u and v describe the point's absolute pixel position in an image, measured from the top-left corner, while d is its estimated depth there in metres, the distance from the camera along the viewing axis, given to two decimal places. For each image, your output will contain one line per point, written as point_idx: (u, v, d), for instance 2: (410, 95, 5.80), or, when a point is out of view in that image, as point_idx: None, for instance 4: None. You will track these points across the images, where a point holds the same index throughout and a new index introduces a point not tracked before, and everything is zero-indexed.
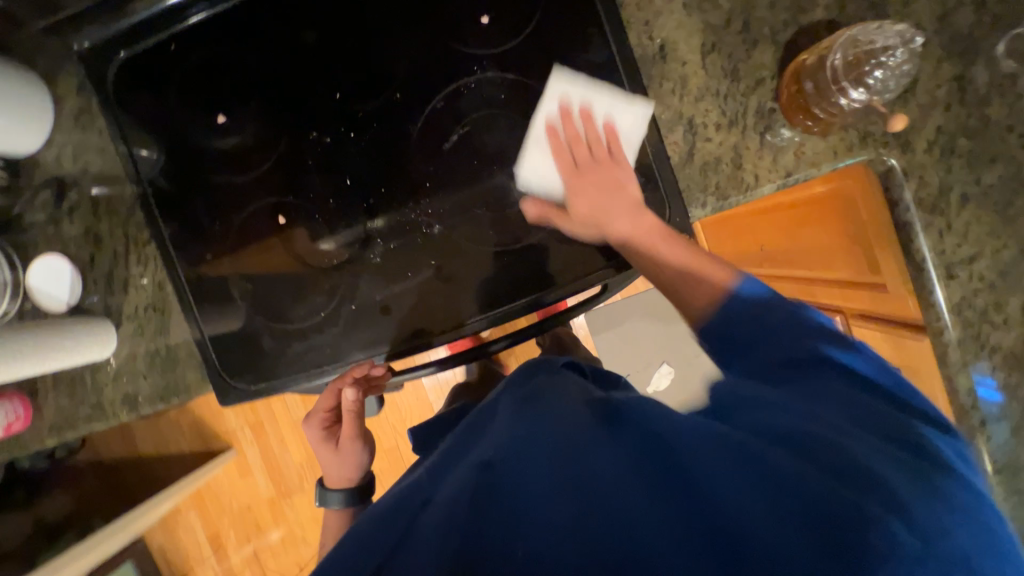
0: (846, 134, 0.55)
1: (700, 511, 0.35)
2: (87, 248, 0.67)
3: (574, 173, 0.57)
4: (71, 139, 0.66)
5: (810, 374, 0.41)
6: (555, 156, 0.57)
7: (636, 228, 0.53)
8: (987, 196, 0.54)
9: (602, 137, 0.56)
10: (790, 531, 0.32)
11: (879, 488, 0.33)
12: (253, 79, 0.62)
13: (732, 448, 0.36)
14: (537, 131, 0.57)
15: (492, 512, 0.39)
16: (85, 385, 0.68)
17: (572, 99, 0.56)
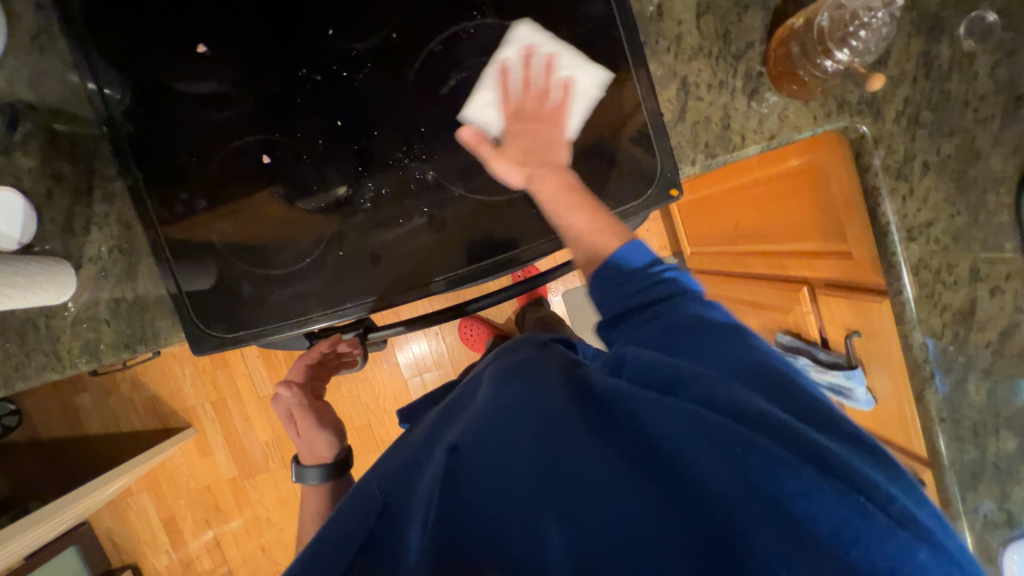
0: (825, 101, 0.58)
1: (693, 508, 0.37)
2: (44, 184, 0.61)
3: (516, 118, 0.59)
4: (27, 62, 0.60)
5: (787, 383, 0.43)
6: (501, 91, 0.59)
7: (555, 196, 0.55)
8: (945, 165, 0.59)
9: (557, 93, 0.58)
10: (772, 523, 0.34)
11: (848, 474, 0.36)
12: (237, 8, 0.58)
13: (709, 439, 0.38)
14: (490, 73, 0.59)
15: (480, 493, 0.43)
16: (38, 332, 0.63)
17: (538, 48, 0.57)
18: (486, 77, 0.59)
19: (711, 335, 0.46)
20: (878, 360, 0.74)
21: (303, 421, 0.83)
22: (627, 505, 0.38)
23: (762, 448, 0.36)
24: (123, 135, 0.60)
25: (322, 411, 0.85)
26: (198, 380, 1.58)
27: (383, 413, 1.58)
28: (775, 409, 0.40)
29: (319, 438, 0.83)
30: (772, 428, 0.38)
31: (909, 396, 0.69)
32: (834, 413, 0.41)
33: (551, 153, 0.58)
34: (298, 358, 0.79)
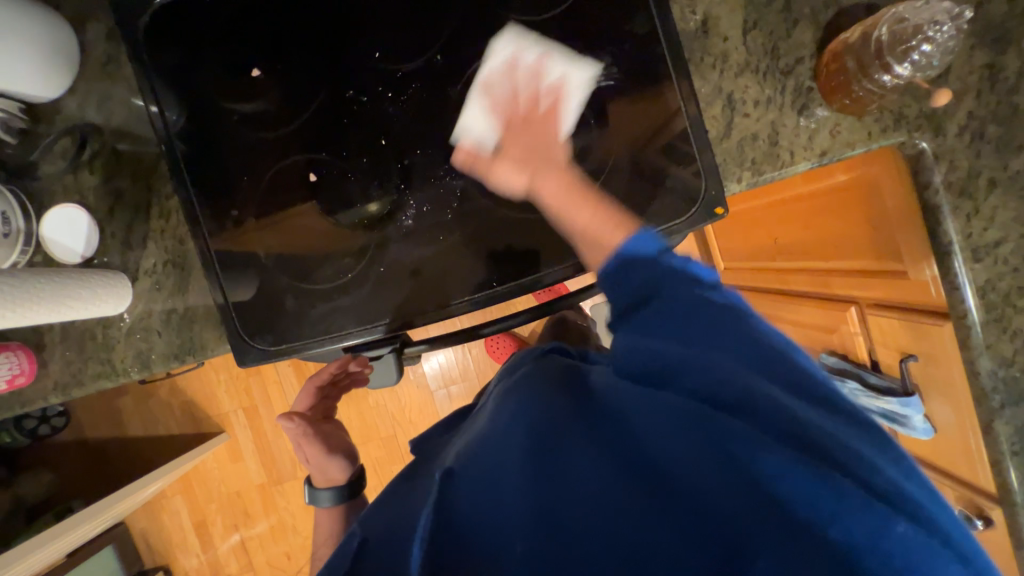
0: (881, 116, 0.56)
1: (694, 504, 0.33)
2: (107, 201, 0.65)
3: (507, 125, 0.58)
4: (96, 87, 0.64)
5: (800, 374, 0.40)
6: (495, 111, 0.58)
7: (592, 221, 0.51)
8: (1014, 181, 0.56)
9: (546, 93, 0.57)
10: (757, 504, 0.32)
11: (829, 455, 0.35)
12: (290, 33, 0.61)
13: (681, 424, 0.37)
14: (478, 86, 0.58)
15: (473, 501, 0.37)
16: (94, 341, 0.65)
17: (523, 54, 0.57)
18: (475, 89, 0.58)
19: (692, 326, 0.42)
20: (937, 386, 0.70)
21: (310, 446, 0.82)
22: (616, 506, 0.34)
23: (753, 433, 0.35)
24: (179, 153, 0.63)
25: (327, 432, 0.85)
26: (232, 386, 1.62)
27: (409, 424, 1.59)
28: (778, 396, 0.38)
29: (329, 458, 0.82)
30: (752, 413, 0.36)
31: (975, 423, 0.65)
32: (839, 403, 0.40)
33: (552, 150, 0.56)
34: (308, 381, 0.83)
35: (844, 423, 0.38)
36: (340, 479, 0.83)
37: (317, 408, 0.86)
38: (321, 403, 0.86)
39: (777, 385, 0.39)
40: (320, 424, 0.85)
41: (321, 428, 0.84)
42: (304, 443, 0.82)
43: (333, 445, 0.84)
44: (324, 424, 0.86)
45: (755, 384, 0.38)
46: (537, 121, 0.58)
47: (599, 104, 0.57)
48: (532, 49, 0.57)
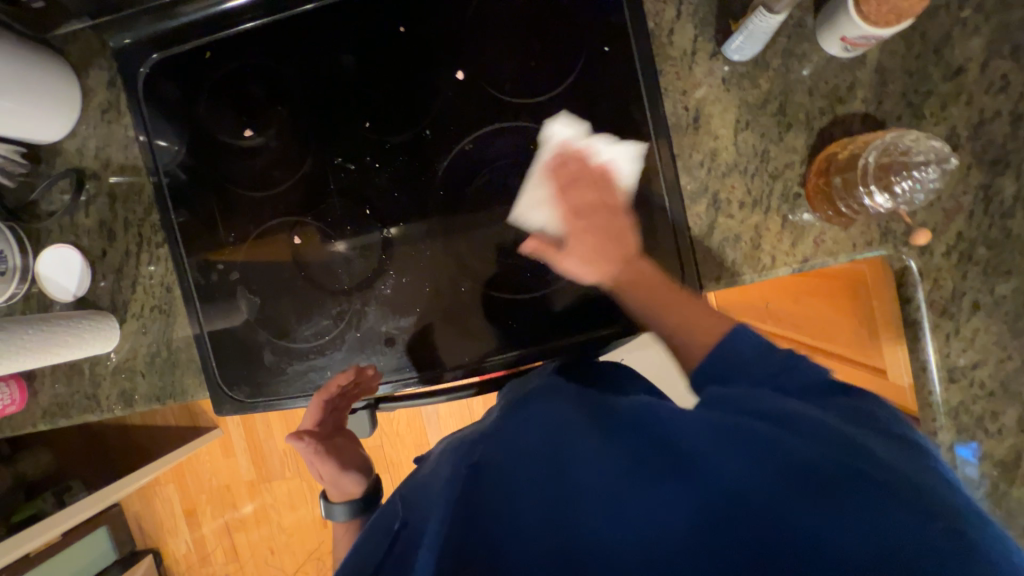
0: (868, 228, 0.55)
1: (732, 511, 0.35)
2: (100, 243, 0.67)
3: (573, 216, 0.54)
4: (96, 132, 0.66)
5: (804, 385, 0.41)
6: (551, 203, 0.55)
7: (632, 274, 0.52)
8: (999, 306, 0.54)
9: (597, 172, 0.55)
10: (806, 515, 0.33)
11: (871, 456, 0.35)
12: (285, 93, 0.62)
13: (736, 442, 0.36)
14: (539, 170, 0.56)
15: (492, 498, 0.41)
16: (82, 376, 0.68)
17: (572, 142, 0.56)
18: (534, 176, 0.56)
19: (731, 348, 0.42)
20: None
21: (322, 461, 0.65)
22: (656, 505, 0.37)
23: (770, 436, 0.36)
24: (171, 203, 0.65)
25: (342, 444, 0.67)
26: None
27: (395, 436, 1.51)
28: (813, 410, 0.38)
29: (345, 471, 0.65)
30: (793, 424, 0.37)
31: None
32: (848, 401, 0.40)
33: (609, 193, 0.54)
34: (318, 395, 0.62)
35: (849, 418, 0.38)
36: (354, 494, 0.66)
37: (329, 422, 0.65)
38: (332, 418, 0.65)
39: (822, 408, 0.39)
40: (333, 439, 0.66)
41: (334, 443, 0.66)
42: (317, 462, 0.65)
43: (349, 458, 0.67)
44: (340, 437, 0.67)
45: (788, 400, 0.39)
46: (592, 201, 0.53)
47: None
48: (551, 152, 0.56)
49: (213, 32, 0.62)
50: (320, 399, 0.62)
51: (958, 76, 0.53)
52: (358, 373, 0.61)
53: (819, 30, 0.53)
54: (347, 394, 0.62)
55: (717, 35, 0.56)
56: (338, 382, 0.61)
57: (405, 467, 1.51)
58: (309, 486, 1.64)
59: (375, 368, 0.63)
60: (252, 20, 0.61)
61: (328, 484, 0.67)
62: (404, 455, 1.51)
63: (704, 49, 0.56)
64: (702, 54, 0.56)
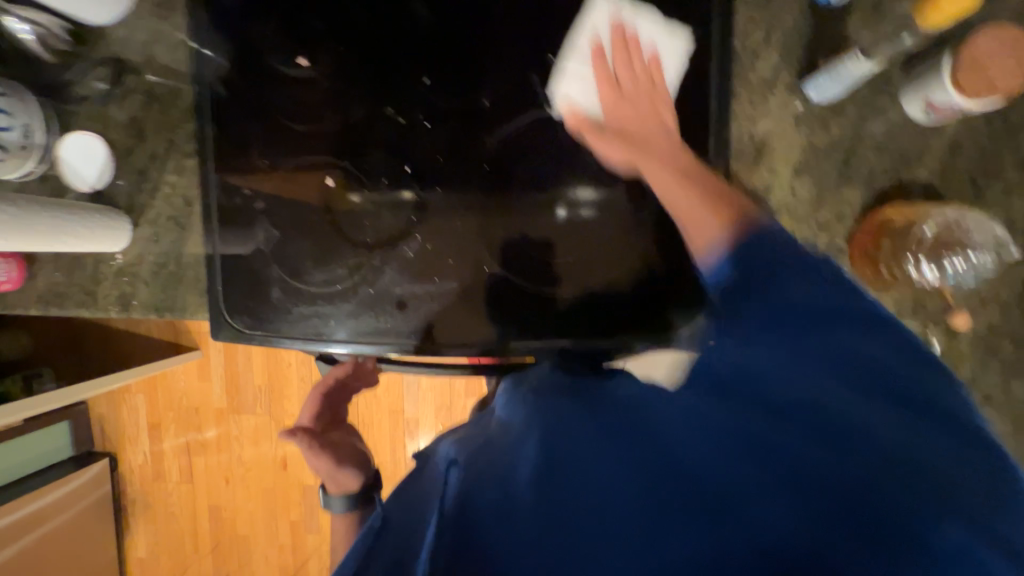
0: (902, 299, 0.54)
1: (725, 511, 0.35)
2: (128, 140, 0.65)
3: (615, 95, 0.54)
4: (146, 25, 0.63)
5: (812, 343, 0.38)
6: (596, 79, 0.55)
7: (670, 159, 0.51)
8: (1009, 403, 0.54)
9: (643, 48, 0.54)
10: (797, 510, 0.33)
11: (869, 440, 0.33)
12: (348, 29, 0.59)
13: (723, 440, 0.38)
14: (582, 45, 0.54)
15: (509, 504, 0.39)
16: (83, 270, 0.66)
17: (624, 17, 0.54)
18: (578, 52, 0.55)
19: (749, 296, 0.40)
20: None
21: (317, 456, 0.62)
22: (653, 516, 0.36)
23: (770, 432, 0.37)
24: (209, 116, 0.63)
25: (338, 440, 0.66)
26: None
27: (372, 397, 1.50)
28: (819, 390, 0.37)
29: (340, 463, 0.62)
30: (789, 416, 0.37)
31: None
32: (866, 362, 0.37)
33: (662, 106, 0.54)
34: (318, 385, 0.68)
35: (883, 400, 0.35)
36: (353, 488, 0.61)
37: (326, 417, 0.68)
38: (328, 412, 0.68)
39: (829, 375, 0.37)
40: (328, 435, 0.66)
41: (329, 438, 0.65)
42: (311, 458, 0.63)
43: (345, 454, 0.64)
44: (337, 433, 0.67)
45: (791, 383, 0.38)
46: (637, 109, 0.54)
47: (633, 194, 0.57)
48: (590, 23, 0.54)
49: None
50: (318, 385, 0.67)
51: None
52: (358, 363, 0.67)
53: (906, 88, 0.51)
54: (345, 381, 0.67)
55: (800, 70, 0.55)
56: (337, 367, 0.66)
57: (376, 429, 1.51)
58: (277, 426, 1.64)
59: (385, 328, 0.62)
60: None
61: (326, 483, 0.63)
62: (378, 418, 1.51)
63: (784, 81, 0.55)
64: (780, 86, 0.55)
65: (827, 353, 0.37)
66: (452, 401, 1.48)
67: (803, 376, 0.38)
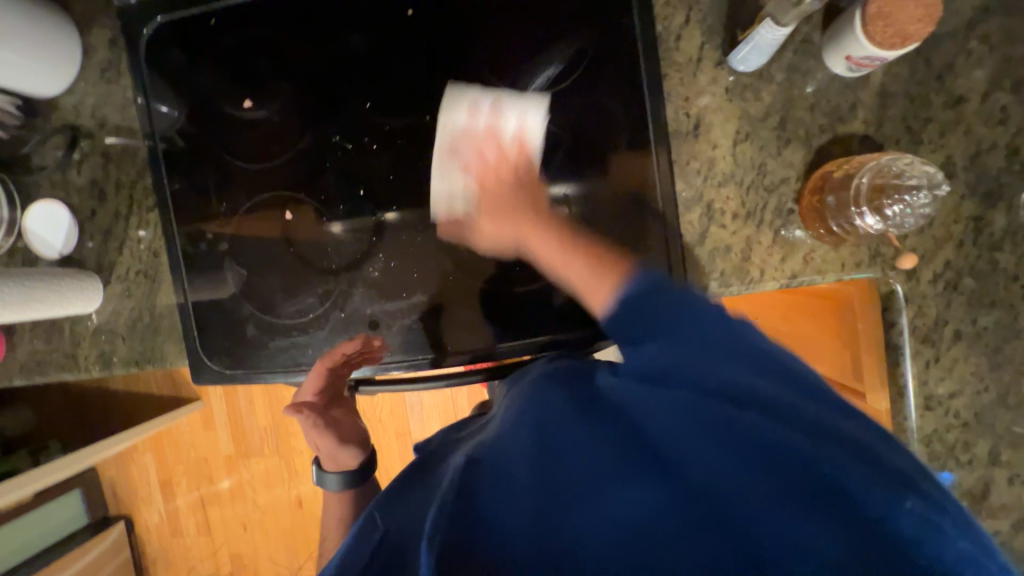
0: (858, 250, 0.55)
1: (723, 509, 0.32)
2: (90, 202, 0.66)
3: (478, 189, 0.54)
4: (94, 90, 0.65)
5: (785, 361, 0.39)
6: (465, 170, 0.56)
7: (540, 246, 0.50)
8: (979, 337, 0.55)
9: (510, 143, 0.54)
10: (793, 510, 0.31)
11: (854, 446, 0.33)
12: (287, 68, 0.61)
13: (716, 429, 0.35)
14: (444, 138, 0.56)
15: (497, 502, 0.35)
16: (61, 335, 0.67)
17: (502, 112, 0.54)
18: (442, 144, 0.56)
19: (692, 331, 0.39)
20: None
21: (321, 434, 0.64)
22: (646, 509, 0.33)
23: (766, 429, 0.34)
24: (164, 169, 0.64)
25: (337, 418, 0.66)
26: None
27: (377, 423, 1.50)
28: (801, 398, 0.37)
29: (343, 444, 0.66)
30: (780, 411, 0.35)
31: None
32: (851, 397, 0.38)
33: (521, 186, 0.53)
34: (321, 362, 0.62)
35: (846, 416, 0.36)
36: (349, 467, 0.66)
37: (329, 391, 0.64)
38: (331, 390, 0.64)
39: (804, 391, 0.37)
40: (329, 411, 0.65)
41: (330, 415, 0.65)
42: (313, 434, 0.64)
43: (345, 431, 0.66)
44: (338, 408, 0.66)
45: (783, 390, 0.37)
46: (511, 182, 0.53)
47: (584, 183, 0.57)
48: (442, 125, 0.55)
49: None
50: (321, 364, 0.62)
51: (960, 105, 0.53)
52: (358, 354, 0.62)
53: (826, 48, 0.53)
54: (350, 362, 0.62)
55: (724, 45, 0.56)
56: (347, 347, 0.61)
57: (385, 454, 1.51)
58: (287, 466, 1.64)
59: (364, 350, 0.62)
60: None
61: (323, 454, 0.67)
62: (385, 443, 1.50)
63: (710, 57, 0.56)
64: (708, 62, 0.56)
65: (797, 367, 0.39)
66: (457, 415, 1.47)
67: (781, 384, 0.37)
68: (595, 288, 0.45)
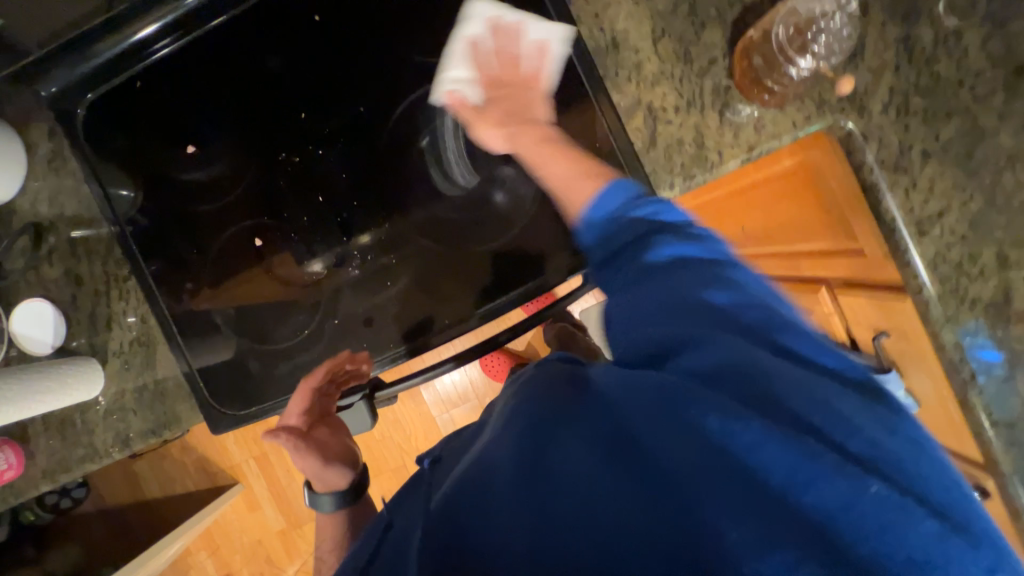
0: (803, 104, 0.56)
1: (689, 507, 0.29)
2: (70, 290, 0.67)
3: (488, 84, 0.55)
4: (46, 184, 0.67)
5: (758, 336, 0.35)
6: (478, 67, 0.56)
7: (563, 176, 0.47)
8: (948, 149, 0.55)
9: (529, 53, 0.55)
10: (760, 518, 0.28)
11: (823, 431, 0.31)
12: (221, 107, 0.62)
13: (676, 421, 0.32)
14: (457, 46, 0.56)
15: (474, 517, 0.34)
16: (74, 428, 0.67)
17: (502, 17, 0.55)
18: (452, 50, 0.57)
19: (669, 292, 0.38)
20: (913, 360, 0.67)
21: (305, 461, 0.56)
22: (605, 505, 0.31)
23: (742, 418, 0.30)
24: (134, 242, 0.63)
25: (325, 439, 0.59)
26: (242, 437, 1.56)
27: (417, 451, 1.47)
28: (783, 371, 0.33)
29: (329, 466, 0.57)
30: (754, 395, 0.32)
31: (954, 406, 0.63)
32: (840, 371, 0.35)
33: (514, 73, 0.55)
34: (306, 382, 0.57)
35: (847, 396, 0.33)
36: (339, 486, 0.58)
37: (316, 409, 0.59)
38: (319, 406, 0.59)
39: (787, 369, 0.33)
40: (312, 432, 0.58)
41: (315, 436, 0.58)
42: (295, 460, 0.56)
43: (332, 449, 0.59)
44: (323, 428, 0.59)
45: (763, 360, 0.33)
46: (529, 92, 0.55)
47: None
48: (461, 35, 0.56)
49: (97, 72, 0.59)
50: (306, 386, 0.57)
51: None
52: (354, 356, 0.62)
53: None
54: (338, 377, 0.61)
55: None
56: (336, 367, 0.59)
57: None
58: None
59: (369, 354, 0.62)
60: (173, 40, 0.57)
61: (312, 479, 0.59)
62: None
63: None
64: None
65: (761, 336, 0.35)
66: None
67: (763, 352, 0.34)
68: (603, 193, 0.43)
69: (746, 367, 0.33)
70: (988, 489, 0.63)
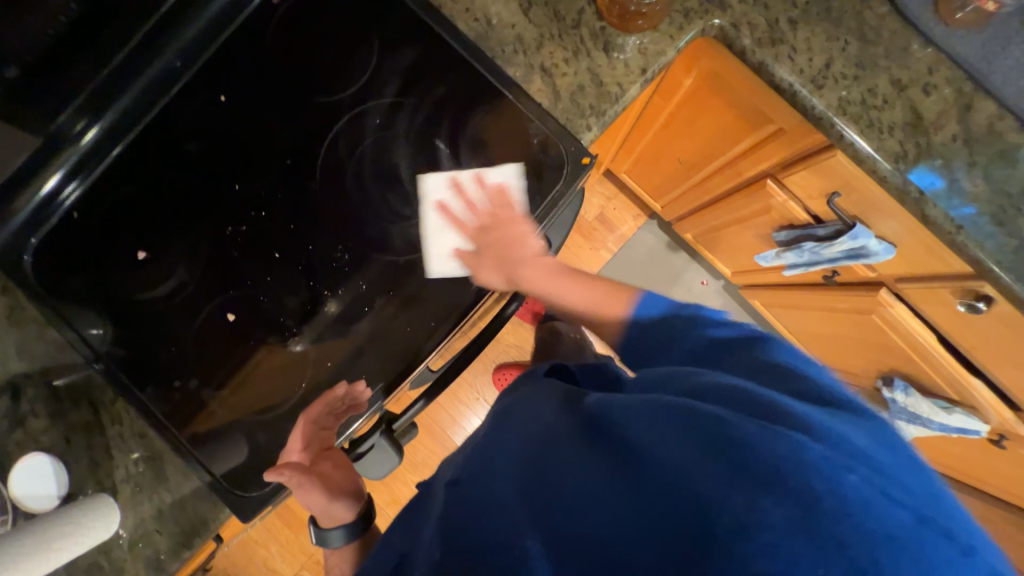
0: (672, 19, 0.62)
1: (682, 502, 0.33)
2: (63, 433, 0.66)
3: (472, 256, 0.63)
4: (10, 339, 0.67)
5: (781, 377, 0.40)
6: (453, 231, 0.63)
7: (538, 277, 0.65)
8: (807, 11, 0.61)
9: (490, 194, 0.62)
10: (747, 493, 0.32)
11: (808, 421, 0.35)
12: (162, 208, 0.65)
13: (676, 421, 0.37)
14: (427, 217, 0.63)
15: (476, 519, 0.40)
16: (103, 572, 0.64)
17: (461, 178, 0.62)
18: (427, 225, 0.63)
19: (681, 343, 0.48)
20: (871, 206, 0.70)
21: (310, 495, 0.62)
22: (611, 509, 0.35)
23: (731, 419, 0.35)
24: (118, 369, 0.64)
25: (328, 472, 0.65)
26: (287, 552, 1.47)
27: None
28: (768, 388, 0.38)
29: (335, 501, 0.65)
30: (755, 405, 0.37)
31: (923, 230, 0.66)
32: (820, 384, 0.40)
33: (512, 249, 0.64)
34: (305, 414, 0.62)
35: (823, 408, 0.37)
36: (348, 520, 0.67)
37: (315, 445, 0.64)
38: (318, 441, 0.64)
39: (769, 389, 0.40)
40: (317, 466, 0.64)
41: (320, 470, 0.64)
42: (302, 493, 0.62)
43: (338, 487, 0.66)
44: (327, 462, 0.65)
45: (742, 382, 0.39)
46: (490, 231, 0.63)
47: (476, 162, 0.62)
48: (422, 199, 0.63)
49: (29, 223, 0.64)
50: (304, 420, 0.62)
51: None
52: (353, 392, 0.63)
53: None
54: (337, 410, 0.64)
55: None
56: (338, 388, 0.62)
57: None
58: None
59: (375, 386, 0.64)
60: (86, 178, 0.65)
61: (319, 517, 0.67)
62: None
63: None
64: None
65: (764, 369, 0.42)
66: None
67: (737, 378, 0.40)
68: (597, 308, 0.61)
69: (742, 388, 0.38)
70: (990, 295, 0.66)
